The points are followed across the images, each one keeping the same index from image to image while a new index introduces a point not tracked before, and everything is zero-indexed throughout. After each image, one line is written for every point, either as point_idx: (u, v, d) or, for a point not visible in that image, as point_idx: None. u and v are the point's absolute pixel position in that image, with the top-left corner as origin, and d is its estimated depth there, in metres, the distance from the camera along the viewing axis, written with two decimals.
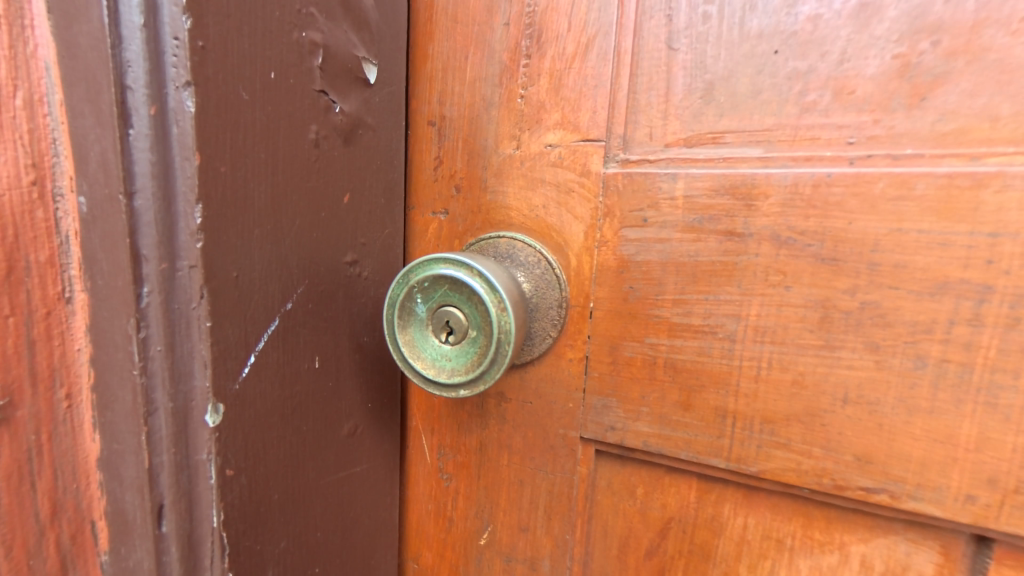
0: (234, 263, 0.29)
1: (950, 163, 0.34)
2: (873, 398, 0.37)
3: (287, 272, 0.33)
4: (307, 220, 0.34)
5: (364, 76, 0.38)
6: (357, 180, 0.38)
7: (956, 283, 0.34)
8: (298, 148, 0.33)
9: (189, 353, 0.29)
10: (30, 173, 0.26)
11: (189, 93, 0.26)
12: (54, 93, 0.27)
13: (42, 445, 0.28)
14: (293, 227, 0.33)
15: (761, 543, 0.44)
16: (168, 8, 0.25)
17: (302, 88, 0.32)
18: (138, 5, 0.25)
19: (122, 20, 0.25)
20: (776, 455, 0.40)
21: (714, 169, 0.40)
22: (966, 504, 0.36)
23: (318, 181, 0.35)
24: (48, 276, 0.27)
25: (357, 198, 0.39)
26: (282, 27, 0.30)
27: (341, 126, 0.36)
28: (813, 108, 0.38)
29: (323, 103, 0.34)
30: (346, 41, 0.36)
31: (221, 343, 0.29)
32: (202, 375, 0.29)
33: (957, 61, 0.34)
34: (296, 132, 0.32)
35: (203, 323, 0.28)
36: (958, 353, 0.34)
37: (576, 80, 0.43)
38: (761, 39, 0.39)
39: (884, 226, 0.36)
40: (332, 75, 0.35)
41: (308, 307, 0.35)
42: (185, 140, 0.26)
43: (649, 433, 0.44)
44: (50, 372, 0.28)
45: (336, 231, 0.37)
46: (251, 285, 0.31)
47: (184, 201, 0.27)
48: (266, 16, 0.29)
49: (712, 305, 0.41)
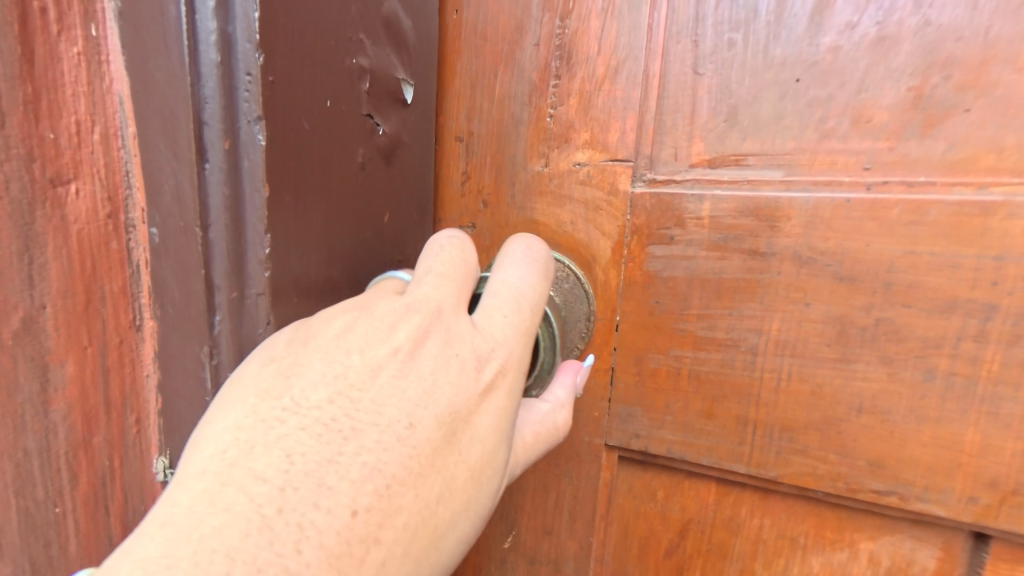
0: (296, 288, 0.31)
1: (959, 192, 0.37)
2: (886, 408, 0.39)
3: (338, 295, 0.34)
4: (355, 243, 0.35)
5: (402, 96, 0.38)
6: (396, 199, 0.39)
7: (963, 302, 0.37)
8: (347, 173, 0.33)
9: None
10: (106, 207, 0.30)
11: (260, 127, 0.27)
12: (127, 126, 0.30)
13: (115, 468, 0.32)
14: (344, 250, 0.34)
15: (776, 542, 0.47)
16: (242, 45, 0.27)
17: (352, 113, 0.33)
18: (215, 43, 0.27)
19: (200, 58, 0.27)
20: (793, 460, 0.43)
21: (738, 191, 0.42)
22: (968, 504, 0.39)
23: (365, 203, 0.35)
24: (121, 307, 0.32)
25: (397, 217, 0.40)
26: (337, 55, 0.31)
27: (384, 147, 0.37)
28: (832, 135, 0.40)
29: (369, 126, 0.35)
30: (388, 64, 0.36)
31: None
32: None
33: (967, 94, 0.37)
34: (346, 156, 0.33)
35: None
36: (964, 366, 0.37)
37: (605, 101, 0.45)
38: (784, 67, 0.41)
39: (899, 248, 0.38)
40: (378, 98, 0.35)
41: None
42: (256, 172, 0.28)
43: (672, 440, 0.46)
44: (122, 400, 0.32)
45: (380, 253, 0.38)
46: (309, 310, 0.32)
47: (254, 232, 0.29)
48: (323, 46, 0.30)
49: (734, 319, 0.43)
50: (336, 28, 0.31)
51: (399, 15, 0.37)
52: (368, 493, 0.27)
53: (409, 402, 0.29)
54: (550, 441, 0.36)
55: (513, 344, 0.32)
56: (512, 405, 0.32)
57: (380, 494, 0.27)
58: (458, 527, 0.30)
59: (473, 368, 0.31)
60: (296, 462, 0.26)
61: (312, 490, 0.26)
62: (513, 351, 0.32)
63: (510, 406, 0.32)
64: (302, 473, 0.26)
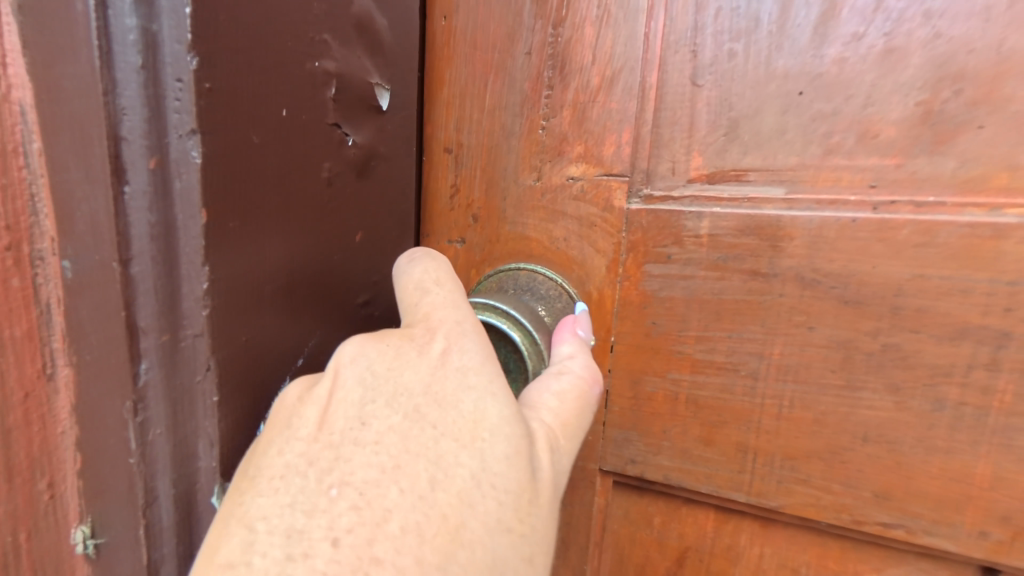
0: (246, 326, 0.29)
1: (972, 213, 0.35)
2: (894, 437, 0.37)
3: (297, 324, 0.32)
4: (318, 267, 0.33)
5: (376, 103, 0.36)
6: (367, 216, 0.37)
7: (975, 329, 0.35)
8: (310, 189, 0.31)
9: (191, 429, 0.29)
10: (7, 239, 0.27)
11: (195, 142, 0.25)
12: (34, 142, 0.27)
13: (20, 544, 0.29)
14: (305, 274, 0.32)
15: (778, 571, 0.45)
16: (170, 49, 0.24)
17: (315, 124, 0.31)
18: (136, 45, 0.24)
19: (116, 65, 0.24)
20: (796, 490, 0.41)
21: (739, 209, 0.40)
22: (978, 539, 0.37)
23: (331, 224, 0.34)
24: (28, 353, 0.28)
25: (370, 235, 0.38)
26: (295, 58, 0.29)
27: (355, 161, 0.35)
28: (838, 150, 0.38)
29: (337, 137, 0.33)
30: (360, 68, 0.34)
31: (223, 411, 0.29)
32: (207, 452, 0.29)
33: (979, 110, 0.35)
34: (309, 170, 0.31)
35: (208, 395, 0.28)
36: (975, 396, 0.35)
37: (600, 113, 0.43)
38: (787, 78, 0.39)
39: (907, 271, 0.36)
40: (347, 106, 0.33)
41: (320, 359, 0.35)
42: (190, 197, 0.26)
43: (670, 467, 0.44)
44: (29, 465, 0.29)
45: (349, 271, 0.36)
46: (265, 339, 0.30)
47: (188, 264, 0.27)
48: (280, 47, 0.28)
49: (735, 342, 0.41)
50: (294, 30, 0.29)
51: (373, 14, 0.35)
52: (344, 513, 0.24)
53: (365, 429, 0.26)
54: (579, 398, 0.32)
55: (447, 317, 0.30)
56: (477, 366, 0.29)
57: (360, 510, 0.24)
58: (478, 509, 0.26)
59: (412, 352, 0.29)
60: (260, 530, 0.24)
61: (283, 543, 0.24)
62: (448, 322, 0.30)
63: (475, 368, 0.29)
64: (270, 533, 0.24)
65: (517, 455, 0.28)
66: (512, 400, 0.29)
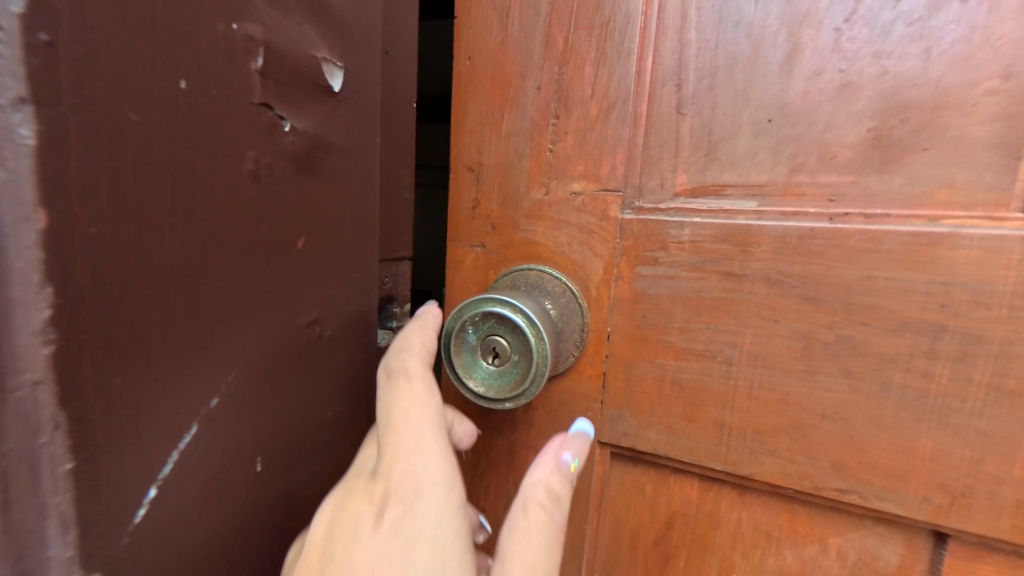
0: (113, 359, 0.26)
1: (913, 223, 0.41)
2: (848, 415, 0.44)
3: (160, 345, 0.28)
4: (226, 281, 0.31)
5: (328, 82, 0.37)
6: (282, 210, 0.35)
7: (916, 323, 0.41)
8: (234, 185, 0.31)
9: (23, 502, 0.24)
10: None
11: (26, 113, 0.22)
12: None
13: None
14: (198, 281, 0.30)
15: (754, 534, 0.52)
16: None
17: (239, 103, 0.31)
18: None
19: None
20: (765, 460, 0.48)
21: (716, 219, 0.47)
22: (922, 504, 0.42)
23: (256, 226, 0.33)
24: None
25: (315, 240, 0.38)
26: (206, 22, 0.28)
27: (293, 149, 0.35)
28: (802, 169, 0.45)
29: (268, 120, 0.33)
30: (303, 43, 0.34)
31: (96, 449, 0.26)
32: (59, 529, 0.25)
33: (922, 135, 0.41)
34: (228, 161, 0.30)
35: (60, 457, 0.24)
36: (916, 380, 0.41)
37: (598, 138, 0.50)
38: (757, 108, 0.46)
39: (858, 272, 0.42)
40: (285, 90, 0.34)
41: (245, 379, 0.33)
42: (21, 193, 0.22)
43: (657, 440, 0.52)
44: None
45: (219, 292, 0.31)
46: (148, 364, 0.27)
47: (22, 282, 0.23)
48: (187, 16, 0.27)
49: (712, 333, 0.48)
50: None
51: None
52: None
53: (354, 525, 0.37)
54: (525, 520, 0.40)
55: (409, 416, 0.40)
56: (434, 469, 0.39)
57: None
58: None
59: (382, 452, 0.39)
60: None
61: None
62: (411, 426, 0.39)
63: (433, 471, 0.39)
64: None
65: (452, 551, 0.37)
66: (451, 508, 0.38)
